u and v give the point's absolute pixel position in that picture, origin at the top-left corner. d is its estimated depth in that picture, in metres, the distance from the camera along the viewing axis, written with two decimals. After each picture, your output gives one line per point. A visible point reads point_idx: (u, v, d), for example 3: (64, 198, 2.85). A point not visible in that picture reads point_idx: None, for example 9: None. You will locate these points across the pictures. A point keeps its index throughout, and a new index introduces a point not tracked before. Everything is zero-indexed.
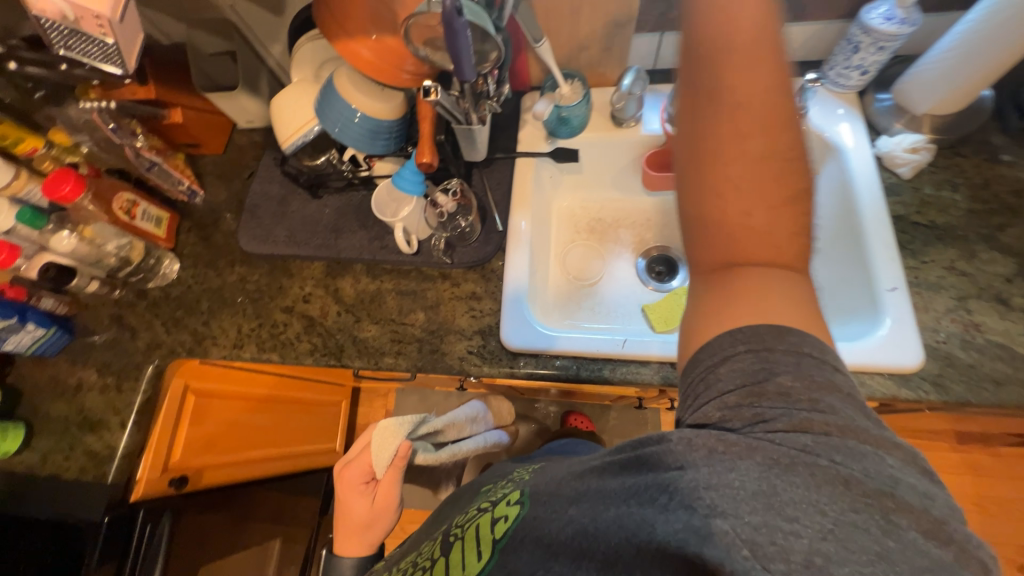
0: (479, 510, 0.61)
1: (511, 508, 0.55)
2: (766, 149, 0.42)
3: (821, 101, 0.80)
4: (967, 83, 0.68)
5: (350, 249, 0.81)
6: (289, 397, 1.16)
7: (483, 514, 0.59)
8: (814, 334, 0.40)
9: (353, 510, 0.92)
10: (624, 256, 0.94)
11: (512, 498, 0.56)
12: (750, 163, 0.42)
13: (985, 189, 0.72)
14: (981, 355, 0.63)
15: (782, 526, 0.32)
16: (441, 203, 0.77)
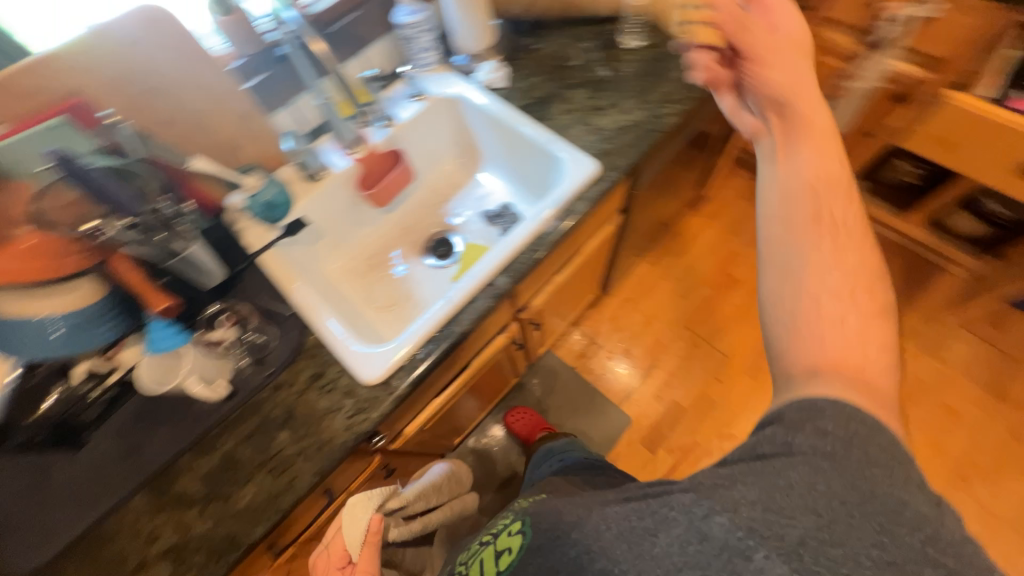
0: (484, 545, 0.64)
1: (514, 536, 0.59)
2: (842, 252, 0.52)
3: (431, 79, 1.03)
4: (479, 19, 0.99)
5: (161, 446, 0.70)
6: None
7: (489, 547, 0.63)
8: (868, 373, 0.47)
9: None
10: (415, 262, 1.08)
11: (514, 528, 0.61)
12: (828, 256, 0.52)
13: (542, 66, 1.05)
14: (619, 134, 0.93)
15: (777, 519, 0.40)
16: (218, 337, 0.73)
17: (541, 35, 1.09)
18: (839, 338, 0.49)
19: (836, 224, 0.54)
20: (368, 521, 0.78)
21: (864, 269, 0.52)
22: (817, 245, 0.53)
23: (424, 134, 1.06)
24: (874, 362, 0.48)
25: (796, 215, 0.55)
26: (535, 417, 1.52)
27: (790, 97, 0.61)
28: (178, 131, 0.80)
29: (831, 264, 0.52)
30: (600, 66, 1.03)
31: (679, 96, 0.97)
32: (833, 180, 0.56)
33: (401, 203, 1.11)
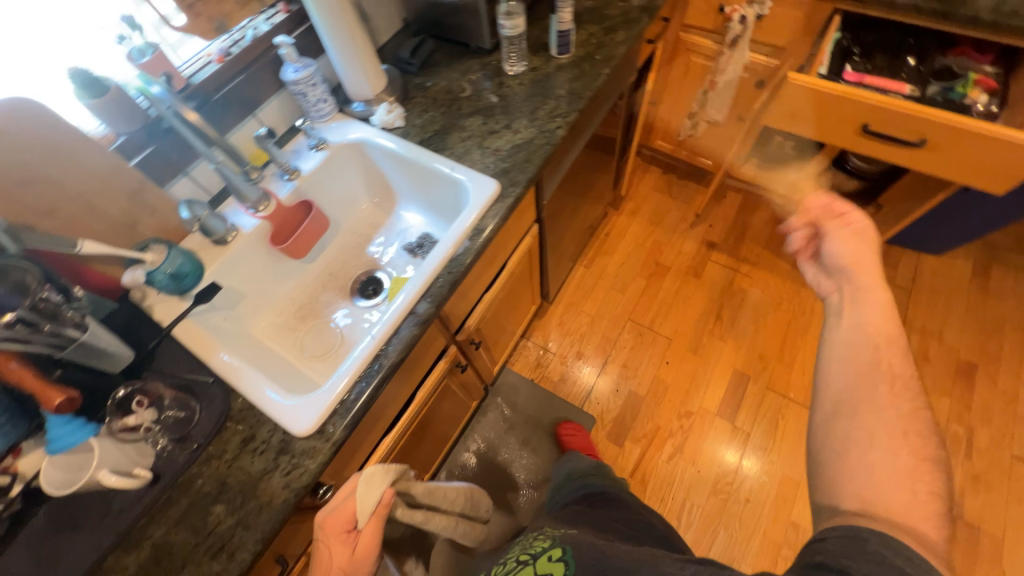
0: (522, 561, 0.76)
1: (556, 561, 0.71)
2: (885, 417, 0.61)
3: (330, 129, 1.07)
4: (367, 66, 1.02)
5: (87, 546, 0.65)
6: None
7: (528, 564, 0.74)
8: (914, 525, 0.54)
9: (327, 561, 0.73)
10: (344, 306, 1.07)
11: (557, 555, 0.72)
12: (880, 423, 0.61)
13: (436, 101, 1.11)
14: (514, 154, 0.99)
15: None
16: (133, 422, 0.70)
17: (431, 72, 1.15)
18: (887, 455, 0.58)
19: (870, 359, 0.66)
20: (380, 496, 0.75)
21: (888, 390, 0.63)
22: (876, 378, 0.64)
23: (332, 181, 1.08)
24: (888, 486, 0.56)
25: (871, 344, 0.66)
26: (579, 433, 1.53)
27: (852, 271, 0.74)
28: (62, 220, 0.77)
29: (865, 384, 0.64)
30: (489, 93, 1.10)
31: (564, 109, 1.05)
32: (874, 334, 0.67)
33: (321, 251, 1.12)
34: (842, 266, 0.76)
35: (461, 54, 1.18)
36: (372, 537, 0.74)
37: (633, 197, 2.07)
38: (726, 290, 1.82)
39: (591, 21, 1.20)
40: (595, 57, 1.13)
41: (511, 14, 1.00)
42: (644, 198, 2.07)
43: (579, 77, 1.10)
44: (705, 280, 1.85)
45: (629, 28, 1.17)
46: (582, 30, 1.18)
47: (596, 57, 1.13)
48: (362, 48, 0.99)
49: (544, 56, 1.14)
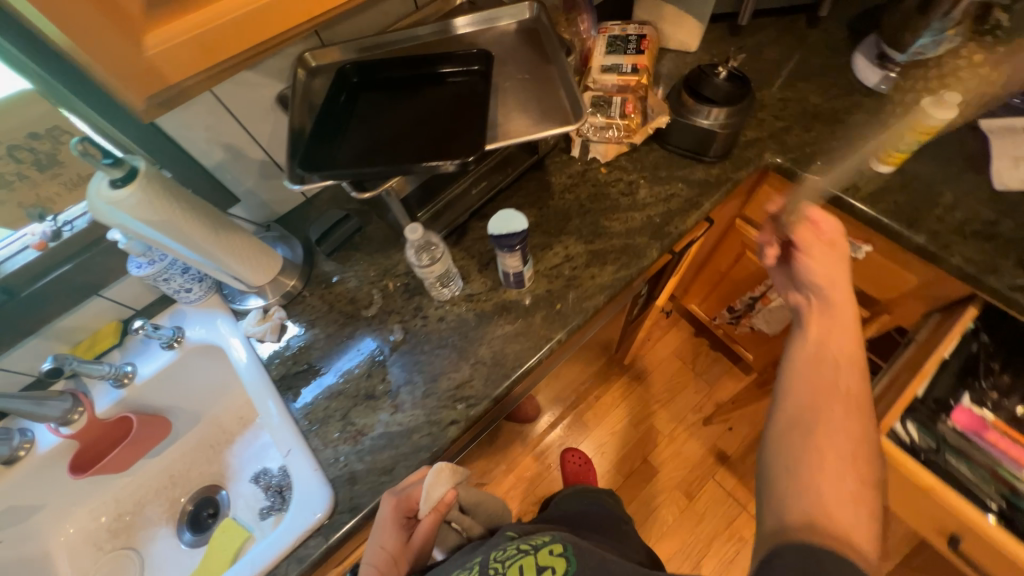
0: (519, 551, 0.56)
1: (559, 559, 0.54)
2: (838, 421, 0.50)
3: (197, 317, 0.85)
4: (240, 263, 0.77)
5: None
6: None
7: (523, 553, 0.56)
8: None
9: (377, 544, 0.62)
10: (166, 535, 0.87)
11: (561, 551, 0.55)
12: (824, 452, 0.48)
13: (331, 311, 0.84)
14: (374, 454, 0.70)
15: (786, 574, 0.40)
16: None
17: (344, 261, 0.88)
18: (837, 494, 0.45)
19: (832, 387, 0.53)
20: (443, 493, 0.62)
21: (827, 426, 0.49)
22: (803, 404, 0.53)
23: (182, 382, 0.86)
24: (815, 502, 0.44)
25: (803, 375, 0.57)
26: None
27: (826, 288, 0.63)
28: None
29: (851, 374, 0.55)
30: (396, 322, 0.81)
31: (475, 392, 0.73)
32: (821, 352, 0.58)
33: (167, 448, 0.91)
34: (818, 287, 0.64)
35: (390, 242, 0.89)
36: (426, 530, 0.62)
37: (646, 356, 1.66)
38: (720, 530, 1.40)
39: (576, 235, 0.86)
40: (556, 305, 0.79)
41: (428, 250, 0.70)
42: (661, 360, 1.65)
43: (525, 331, 0.77)
44: (697, 506, 1.44)
45: (622, 263, 0.82)
46: (556, 246, 0.85)
47: (558, 305, 0.79)
48: (217, 249, 0.72)
49: (489, 279, 0.82)
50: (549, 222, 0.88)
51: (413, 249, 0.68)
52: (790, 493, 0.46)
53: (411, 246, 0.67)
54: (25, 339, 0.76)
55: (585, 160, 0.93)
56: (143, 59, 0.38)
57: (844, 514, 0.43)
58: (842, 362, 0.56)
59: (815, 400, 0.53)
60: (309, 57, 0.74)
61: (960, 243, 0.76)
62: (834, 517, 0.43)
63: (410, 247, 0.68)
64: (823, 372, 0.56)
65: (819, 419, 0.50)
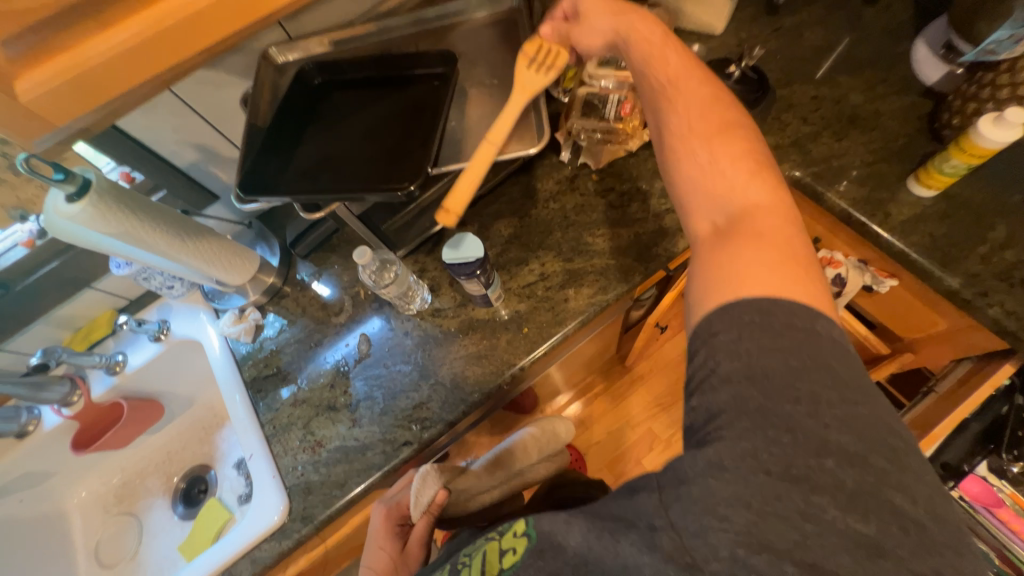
0: (486, 538, 0.49)
1: (518, 539, 0.45)
2: (725, 145, 0.53)
3: (182, 311, 0.88)
4: (213, 268, 0.77)
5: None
6: None
7: (489, 541, 0.47)
8: None
9: (372, 556, 0.64)
10: (162, 506, 0.95)
11: (524, 529, 0.45)
12: (729, 180, 0.51)
13: (304, 316, 0.84)
14: (328, 467, 0.71)
15: (711, 520, 0.37)
16: None
17: (320, 264, 0.87)
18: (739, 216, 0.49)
19: (709, 115, 0.55)
20: (431, 493, 0.62)
21: (723, 175, 0.51)
22: (699, 167, 0.53)
23: (171, 372, 0.90)
24: (748, 259, 0.46)
25: (662, 109, 0.57)
26: None
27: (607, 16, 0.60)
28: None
29: (678, 73, 0.57)
30: (362, 333, 0.80)
31: (431, 414, 0.72)
32: (651, 59, 0.58)
33: (164, 426, 0.98)
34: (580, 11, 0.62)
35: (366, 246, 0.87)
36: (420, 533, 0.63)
37: (654, 357, 1.59)
38: None
39: (556, 251, 0.80)
40: (523, 329, 0.75)
41: (382, 270, 0.73)
42: (668, 363, 1.58)
43: (488, 354, 0.74)
44: None
45: (600, 287, 0.76)
46: (532, 263, 0.79)
47: (526, 328, 0.75)
48: (189, 258, 0.73)
49: (459, 295, 0.79)
50: (528, 234, 0.82)
51: (365, 273, 0.71)
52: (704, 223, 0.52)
53: (364, 269, 0.70)
54: (28, 327, 0.81)
55: (574, 166, 0.85)
56: (20, 105, 0.37)
57: (756, 224, 0.48)
58: (664, 61, 0.58)
59: (708, 155, 0.53)
60: (275, 51, 0.67)
61: (1002, 291, 0.64)
62: (768, 272, 0.45)
63: (363, 270, 0.71)
64: (660, 86, 0.58)
65: (724, 180, 0.51)
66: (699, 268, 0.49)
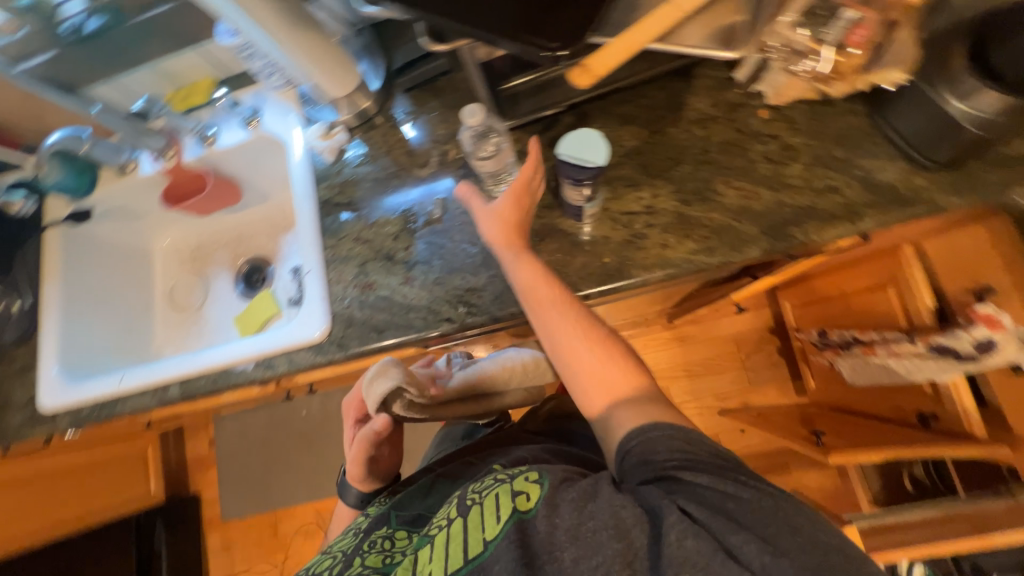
0: (496, 481, 0.59)
1: (534, 486, 0.56)
2: (615, 366, 0.59)
3: (275, 105, 0.85)
4: (317, 72, 0.72)
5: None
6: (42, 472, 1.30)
7: (500, 483, 0.58)
8: None
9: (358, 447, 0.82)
10: (226, 279, 1.05)
11: (537, 478, 0.57)
12: (624, 384, 0.59)
13: (387, 156, 0.79)
14: (372, 309, 0.74)
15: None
16: None
17: (418, 106, 0.80)
18: (640, 413, 0.56)
19: (573, 341, 0.60)
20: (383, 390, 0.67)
21: (620, 386, 0.58)
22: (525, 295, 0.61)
23: (254, 162, 0.92)
24: (601, 374, 0.59)
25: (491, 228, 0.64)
26: None
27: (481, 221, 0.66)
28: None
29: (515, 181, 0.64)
30: (440, 196, 0.75)
31: (480, 302, 0.70)
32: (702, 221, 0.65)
33: (239, 210, 1.04)
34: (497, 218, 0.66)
35: (473, 101, 0.78)
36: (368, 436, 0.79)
37: (700, 326, 1.52)
38: None
39: (675, 186, 0.68)
40: (602, 258, 0.68)
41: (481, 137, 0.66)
42: (711, 336, 1.52)
43: (558, 267, 0.69)
44: None
45: (709, 245, 0.65)
46: (644, 189, 0.68)
47: (608, 257, 0.68)
48: (295, 47, 0.67)
49: (550, 194, 0.71)
50: (652, 155, 0.69)
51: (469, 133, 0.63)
52: (589, 387, 0.59)
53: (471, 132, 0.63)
54: (137, 67, 0.82)
55: (743, 92, 0.68)
56: None
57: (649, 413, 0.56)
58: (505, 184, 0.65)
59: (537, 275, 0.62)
60: None
61: None
62: (624, 378, 0.59)
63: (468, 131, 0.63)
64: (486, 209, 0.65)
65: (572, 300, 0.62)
66: (620, 423, 0.57)
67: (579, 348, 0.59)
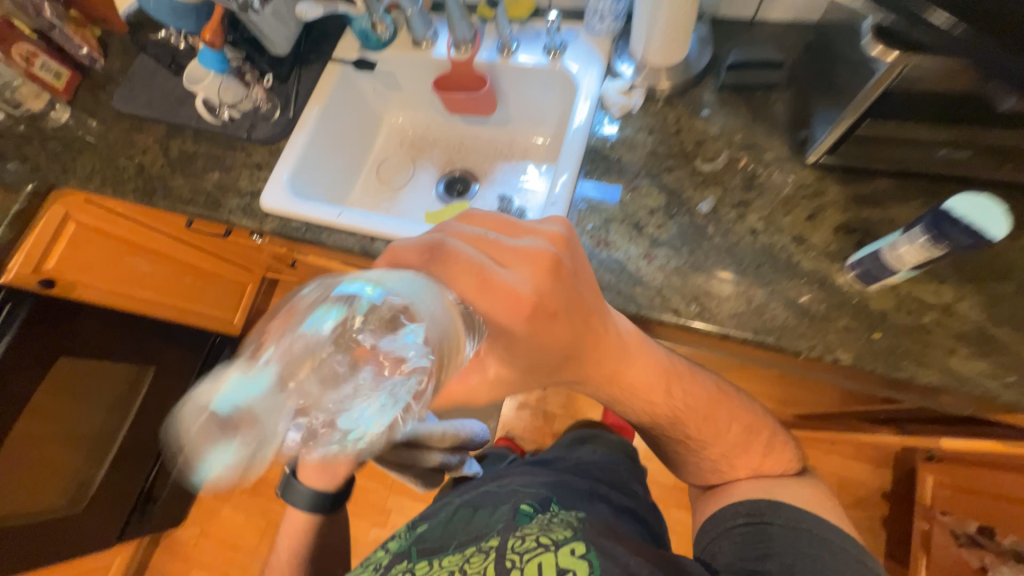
0: (539, 545, 0.60)
1: (579, 563, 0.57)
2: (723, 425, 0.69)
3: (583, 47, 0.88)
4: (665, 30, 0.73)
5: (184, 118, 1.01)
6: (180, 259, 1.37)
7: (545, 550, 0.59)
8: None
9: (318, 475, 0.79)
10: (431, 176, 1.09)
11: (584, 555, 0.58)
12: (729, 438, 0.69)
13: (673, 137, 0.78)
14: (598, 265, 0.72)
15: None
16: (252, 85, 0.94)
17: (724, 106, 0.79)
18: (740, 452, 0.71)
19: (693, 413, 0.67)
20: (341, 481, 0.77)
21: (733, 441, 0.70)
22: (665, 421, 0.68)
23: (528, 87, 0.96)
24: (724, 440, 0.70)
25: (495, 342, 0.53)
26: None
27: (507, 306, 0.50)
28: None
29: (508, 274, 0.50)
30: (711, 194, 0.73)
31: (717, 312, 0.67)
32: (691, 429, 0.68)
33: (475, 123, 1.08)
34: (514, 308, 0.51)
35: (783, 124, 0.75)
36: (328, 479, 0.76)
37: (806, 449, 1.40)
38: None
39: (987, 299, 0.61)
40: (871, 333, 0.62)
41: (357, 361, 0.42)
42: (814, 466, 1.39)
43: (817, 319, 0.64)
44: None
45: (1008, 376, 0.57)
46: (951, 288, 0.62)
47: (876, 335, 0.62)
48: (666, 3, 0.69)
49: (834, 247, 0.67)
50: (973, 258, 0.63)
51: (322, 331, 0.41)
52: (710, 448, 0.71)
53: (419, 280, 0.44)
54: None
55: None
56: None
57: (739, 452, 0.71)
58: (466, 266, 0.49)
59: (676, 407, 0.66)
60: None
61: None
62: (738, 429, 0.70)
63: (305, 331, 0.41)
64: (488, 296, 0.49)
65: (696, 374, 0.67)
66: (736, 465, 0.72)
67: (693, 427, 0.68)
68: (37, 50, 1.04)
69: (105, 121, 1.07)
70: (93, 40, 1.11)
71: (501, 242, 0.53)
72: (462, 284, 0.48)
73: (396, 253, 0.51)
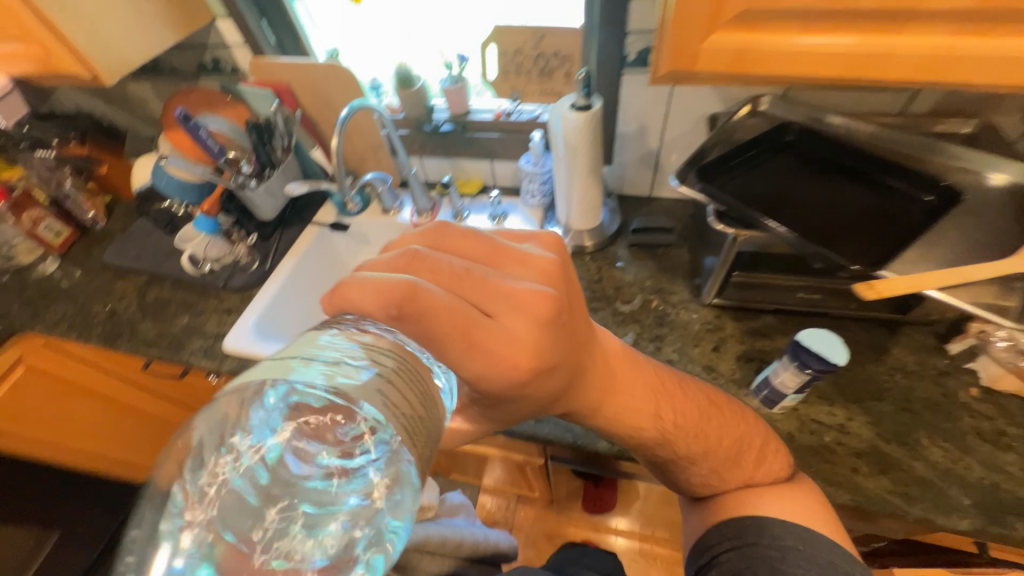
0: None
1: None
2: (716, 442, 0.56)
3: (521, 215, 1.09)
4: (580, 205, 0.94)
5: (167, 269, 1.11)
6: (126, 403, 1.30)
7: None
8: None
9: None
10: None
11: None
12: (723, 452, 0.56)
13: (596, 284, 0.93)
14: None
15: None
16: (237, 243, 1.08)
17: (635, 259, 0.96)
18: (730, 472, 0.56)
19: (681, 425, 0.54)
20: None
21: (727, 456, 0.56)
22: (651, 437, 0.55)
23: None
24: (715, 462, 0.56)
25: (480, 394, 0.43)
26: None
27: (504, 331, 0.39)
28: (314, 105, 1.06)
29: (498, 329, 0.39)
30: (631, 331, 0.85)
31: None
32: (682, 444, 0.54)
33: None
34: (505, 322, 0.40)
35: (683, 273, 0.92)
36: None
37: None
38: None
39: (873, 418, 0.69)
40: None
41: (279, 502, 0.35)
42: None
43: None
44: None
45: (907, 490, 0.62)
46: (838, 408, 0.70)
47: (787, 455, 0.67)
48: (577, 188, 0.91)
49: (738, 374, 0.77)
50: (851, 380, 0.73)
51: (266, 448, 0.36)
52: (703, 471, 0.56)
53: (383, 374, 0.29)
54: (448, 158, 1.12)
55: (954, 363, 0.72)
56: (696, 46, 0.51)
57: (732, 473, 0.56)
58: (452, 315, 0.36)
59: (665, 429, 0.53)
60: (765, 99, 0.76)
61: None
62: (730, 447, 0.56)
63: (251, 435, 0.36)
64: (479, 361, 0.38)
65: (684, 386, 0.56)
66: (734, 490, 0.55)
67: (683, 443, 0.55)
68: (44, 213, 1.17)
69: (91, 271, 1.16)
70: (100, 205, 1.27)
71: (490, 279, 0.40)
72: (446, 346, 0.37)
73: (353, 298, 0.35)
